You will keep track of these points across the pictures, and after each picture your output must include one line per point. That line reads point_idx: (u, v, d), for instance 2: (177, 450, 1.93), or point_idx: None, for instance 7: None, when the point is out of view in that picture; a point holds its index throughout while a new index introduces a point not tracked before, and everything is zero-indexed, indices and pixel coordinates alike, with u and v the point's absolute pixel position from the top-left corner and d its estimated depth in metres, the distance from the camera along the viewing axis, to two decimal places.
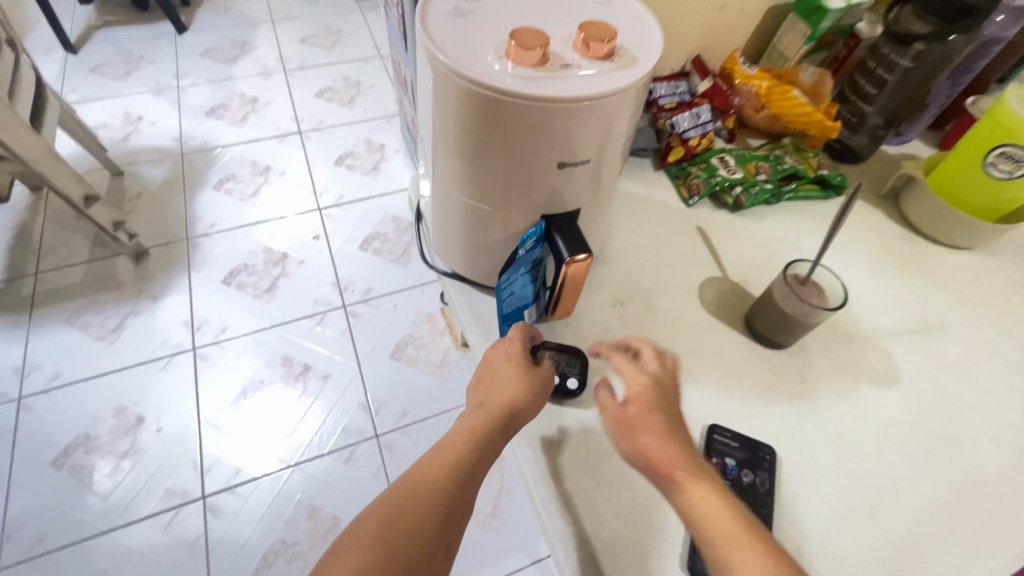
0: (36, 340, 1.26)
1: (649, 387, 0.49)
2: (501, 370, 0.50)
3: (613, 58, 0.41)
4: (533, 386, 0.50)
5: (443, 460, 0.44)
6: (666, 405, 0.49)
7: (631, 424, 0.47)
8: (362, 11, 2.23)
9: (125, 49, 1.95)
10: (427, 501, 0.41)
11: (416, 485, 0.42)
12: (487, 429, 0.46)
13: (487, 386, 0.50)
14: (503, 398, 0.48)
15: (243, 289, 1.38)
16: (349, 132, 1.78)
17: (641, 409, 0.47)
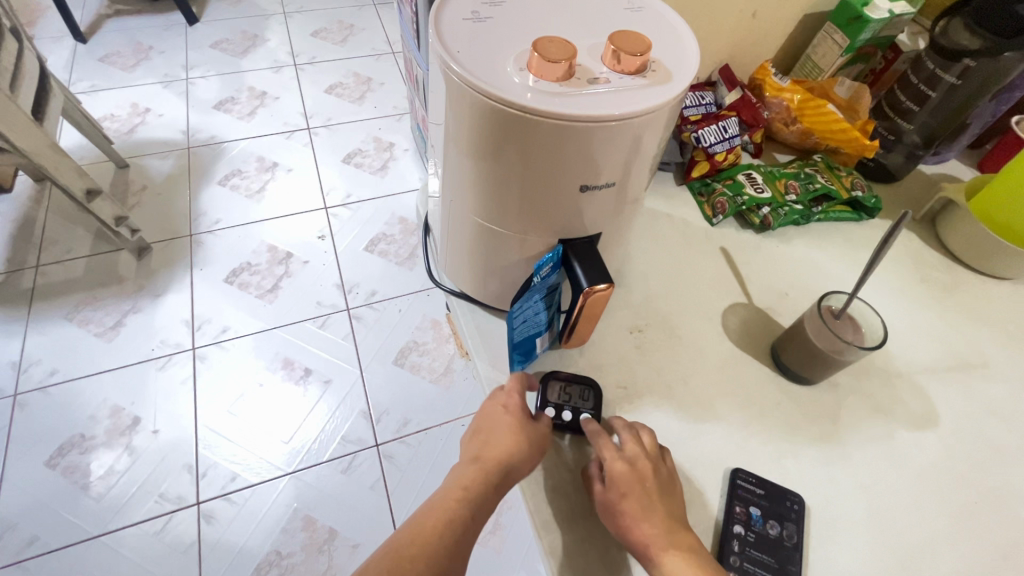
0: (34, 335, 1.24)
1: (627, 473, 0.45)
2: (496, 421, 0.49)
3: (645, 73, 0.37)
4: (530, 438, 0.48)
5: (436, 523, 0.43)
6: (647, 489, 0.45)
7: (614, 504, 0.45)
8: (375, 5, 2.19)
9: (134, 39, 1.93)
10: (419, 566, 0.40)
11: (410, 549, 0.41)
12: (481, 485, 0.46)
13: (482, 439, 0.48)
14: (500, 453, 0.47)
15: (246, 288, 1.36)
16: (358, 130, 1.75)
17: (622, 495, 0.45)
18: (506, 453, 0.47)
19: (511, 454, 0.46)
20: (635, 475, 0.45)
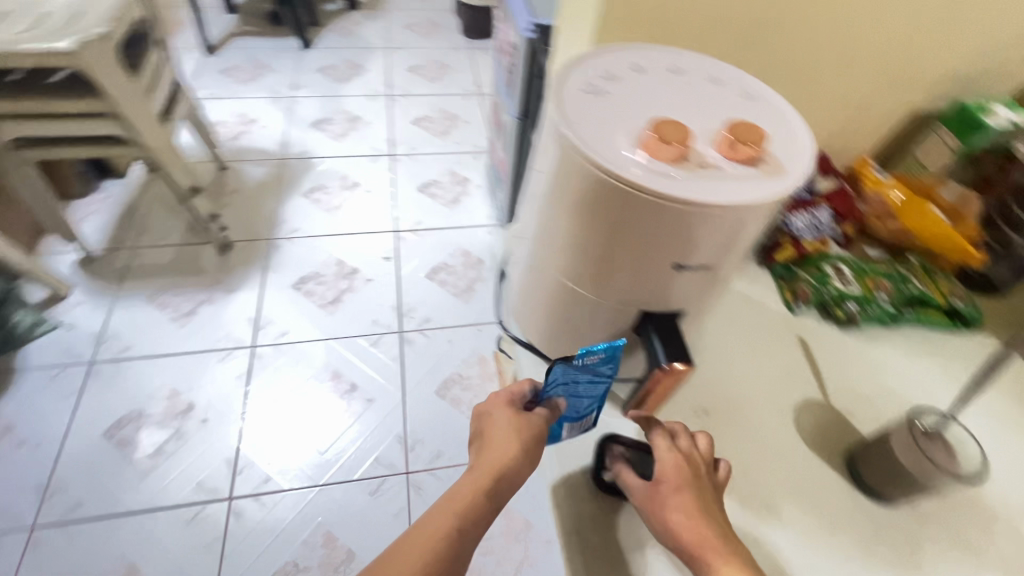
0: (118, 311, 1.34)
1: (677, 467, 0.51)
2: (495, 427, 0.59)
3: (758, 164, 0.37)
4: (529, 437, 0.58)
5: (445, 517, 0.50)
6: (697, 487, 0.51)
7: (663, 501, 0.50)
8: (470, 50, 2.33)
9: (253, 57, 2.13)
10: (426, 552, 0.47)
11: (421, 543, 0.48)
12: (482, 487, 0.53)
13: (483, 446, 0.58)
14: (499, 453, 0.56)
15: (310, 296, 1.42)
16: (437, 162, 1.83)
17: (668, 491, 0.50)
18: (505, 454, 0.56)
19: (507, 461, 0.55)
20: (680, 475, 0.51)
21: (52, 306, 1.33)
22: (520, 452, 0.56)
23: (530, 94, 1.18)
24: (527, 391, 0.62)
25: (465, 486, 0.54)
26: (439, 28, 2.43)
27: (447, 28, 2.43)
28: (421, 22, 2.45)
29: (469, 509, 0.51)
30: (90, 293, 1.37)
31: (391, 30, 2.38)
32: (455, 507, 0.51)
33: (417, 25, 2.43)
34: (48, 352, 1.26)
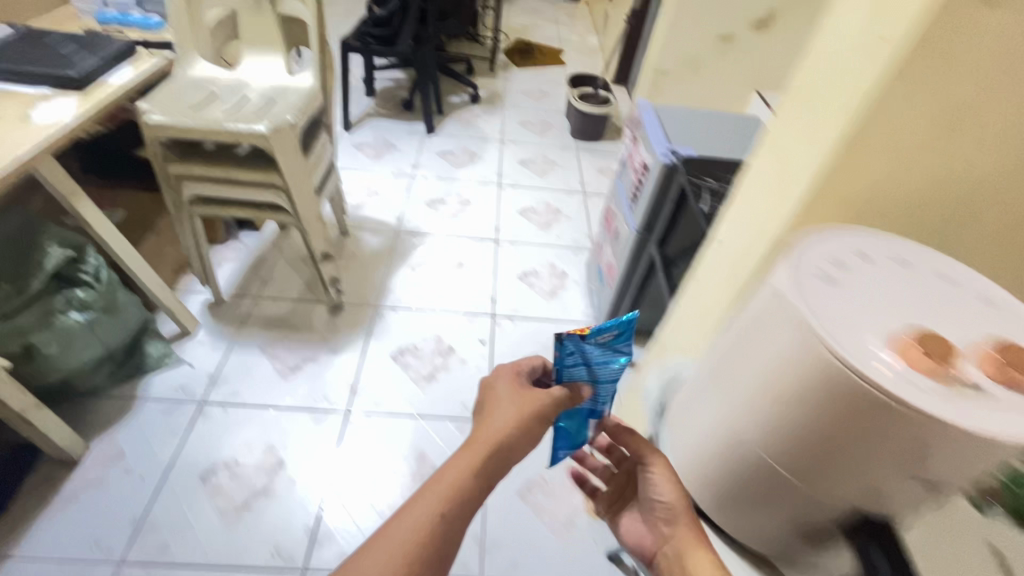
0: (233, 355, 1.43)
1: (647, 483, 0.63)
2: (496, 406, 0.61)
3: (1010, 390, 0.39)
4: (528, 419, 0.60)
5: (438, 498, 0.55)
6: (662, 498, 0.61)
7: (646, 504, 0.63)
8: (577, 150, 2.48)
9: (383, 136, 2.37)
10: (419, 533, 0.53)
11: (416, 527, 0.53)
12: (473, 473, 0.57)
13: (480, 422, 0.61)
14: (489, 434, 0.59)
15: (406, 369, 1.46)
16: (539, 253, 1.90)
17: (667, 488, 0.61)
18: (497, 437, 0.59)
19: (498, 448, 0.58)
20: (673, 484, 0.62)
21: (179, 340, 1.43)
22: (511, 437, 0.59)
23: (655, 213, 1.24)
24: (526, 365, 0.65)
25: (454, 467, 0.57)
26: (550, 128, 2.61)
27: (557, 128, 2.61)
28: (533, 121, 2.65)
29: (456, 491, 0.55)
30: (213, 334, 1.47)
31: (507, 125, 2.58)
32: (447, 492, 0.55)
33: (530, 123, 2.62)
34: (166, 385, 1.34)
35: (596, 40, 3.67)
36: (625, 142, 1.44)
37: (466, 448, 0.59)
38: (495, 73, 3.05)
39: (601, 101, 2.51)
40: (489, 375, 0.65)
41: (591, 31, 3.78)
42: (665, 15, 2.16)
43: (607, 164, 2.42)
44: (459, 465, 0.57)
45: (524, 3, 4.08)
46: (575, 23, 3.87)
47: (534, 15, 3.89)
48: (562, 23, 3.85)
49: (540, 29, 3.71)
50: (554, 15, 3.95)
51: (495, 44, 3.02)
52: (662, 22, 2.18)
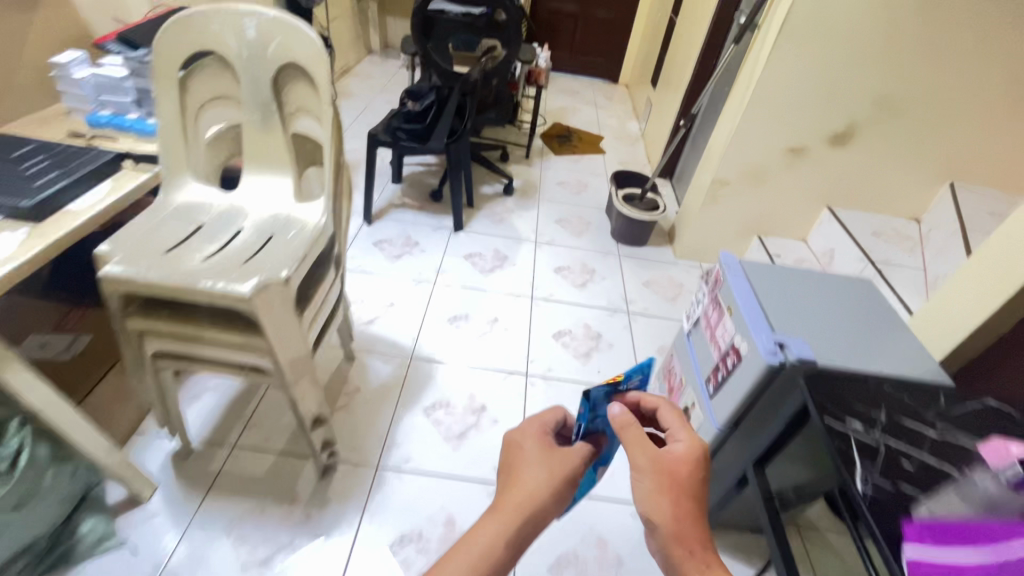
0: (190, 538, 1.12)
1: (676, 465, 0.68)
2: (523, 470, 0.73)
3: None
4: (555, 486, 0.71)
5: (506, 511, 0.69)
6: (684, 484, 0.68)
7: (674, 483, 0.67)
8: (620, 256, 2.23)
9: (406, 231, 2.15)
10: (494, 538, 0.66)
11: (492, 534, 0.66)
12: (524, 495, 0.70)
13: (509, 486, 0.71)
14: (519, 500, 0.69)
15: (406, 568, 1.13)
16: (576, 395, 1.60)
17: (658, 478, 0.67)
18: (526, 499, 0.69)
19: (539, 475, 0.71)
20: (690, 467, 0.69)
21: (125, 512, 1.15)
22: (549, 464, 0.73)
23: (745, 409, 0.95)
24: (549, 416, 0.81)
25: (489, 526, 0.67)
26: (589, 228, 2.37)
27: (597, 229, 2.37)
28: (571, 219, 2.42)
29: (493, 547, 0.65)
30: (171, 502, 1.18)
31: (542, 222, 2.36)
32: (510, 500, 0.69)
33: (567, 221, 2.39)
34: None
35: (638, 127, 3.51)
36: (700, 294, 1.16)
37: (498, 509, 0.69)
38: (531, 160, 2.87)
39: (648, 205, 2.27)
40: (512, 433, 0.78)
41: (632, 118, 3.63)
42: (728, 123, 1.94)
43: (653, 276, 2.15)
44: (493, 526, 0.67)
45: (563, 84, 3.99)
46: (615, 108, 3.74)
47: (573, 98, 3.78)
48: (601, 107, 3.72)
49: (579, 113, 3.57)
50: (593, 98, 3.83)
51: (533, 130, 2.85)
52: (725, 131, 1.96)
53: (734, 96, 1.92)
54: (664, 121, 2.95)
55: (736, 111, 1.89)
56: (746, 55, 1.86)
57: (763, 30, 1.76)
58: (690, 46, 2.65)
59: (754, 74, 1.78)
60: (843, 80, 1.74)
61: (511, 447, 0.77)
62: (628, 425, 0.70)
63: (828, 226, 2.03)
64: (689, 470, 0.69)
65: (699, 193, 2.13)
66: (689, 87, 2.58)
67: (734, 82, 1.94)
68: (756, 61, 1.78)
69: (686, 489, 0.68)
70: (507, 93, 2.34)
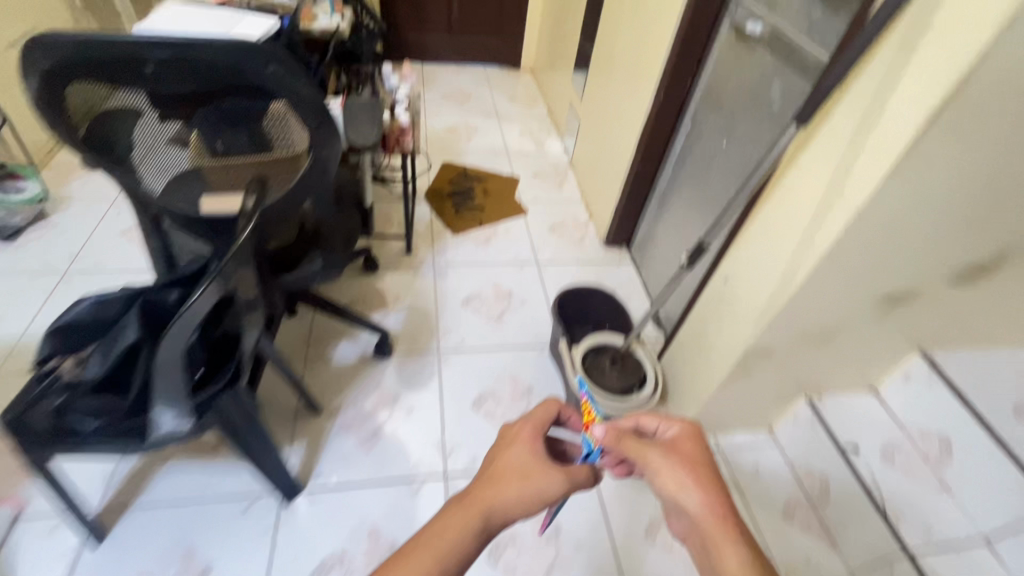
0: None
1: (682, 445, 0.79)
2: (505, 467, 0.77)
3: None
4: (527, 483, 0.74)
5: (477, 508, 0.70)
6: (689, 460, 0.77)
7: (683, 458, 0.77)
8: None
9: (182, 539, 1.08)
10: (460, 531, 0.67)
11: (465, 519, 0.69)
12: (490, 500, 0.71)
13: (487, 484, 0.74)
14: (493, 498, 0.72)
15: None
16: None
17: (672, 461, 0.76)
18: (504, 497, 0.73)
19: (507, 483, 0.74)
20: (694, 447, 0.79)
21: None
22: (523, 471, 0.76)
23: None
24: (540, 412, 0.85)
25: (459, 518, 0.69)
26: (530, 406, 1.41)
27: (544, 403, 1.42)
28: (497, 391, 1.44)
29: (467, 525, 0.68)
30: None
31: (451, 414, 1.37)
32: (480, 503, 0.71)
33: (491, 401, 1.41)
34: None
35: (562, 149, 2.49)
36: None
37: (470, 497, 0.72)
38: (416, 255, 1.80)
39: (628, 373, 1.32)
40: (505, 435, 0.83)
41: (550, 132, 2.60)
42: (776, 261, 1.00)
43: (653, 508, 1.28)
44: (460, 516, 0.69)
45: (447, 86, 2.83)
46: (524, 118, 2.68)
47: (465, 109, 2.66)
48: (505, 119, 2.64)
49: (476, 136, 2.48)
50: (492, 105, 2.73)
51: (411, 209, 1.77)
52: (769, 272, 1.02)
53: (789, 213, 0.97)
54: (606, 159, 1.98)
55: (800, 249, 0.94)
56: (816, 138, 0.90)
57: (867, 97, 0.79)
58: (641, 53, 1.65)
59: (852, 193, 0.82)
60: (1021, 188, 0.84)
61: (501, 441, 0.83)
62: (617, 434, 0.81)
63: (931, 390, 1.22)
64: (696, 451, 0.78)
65: (718, 357, 1.22)
66: (651, 127, 1.60)
67: (785, 183, 0.98)
68: (854, 162, 0.82)
69: (696, 465, 0.76)
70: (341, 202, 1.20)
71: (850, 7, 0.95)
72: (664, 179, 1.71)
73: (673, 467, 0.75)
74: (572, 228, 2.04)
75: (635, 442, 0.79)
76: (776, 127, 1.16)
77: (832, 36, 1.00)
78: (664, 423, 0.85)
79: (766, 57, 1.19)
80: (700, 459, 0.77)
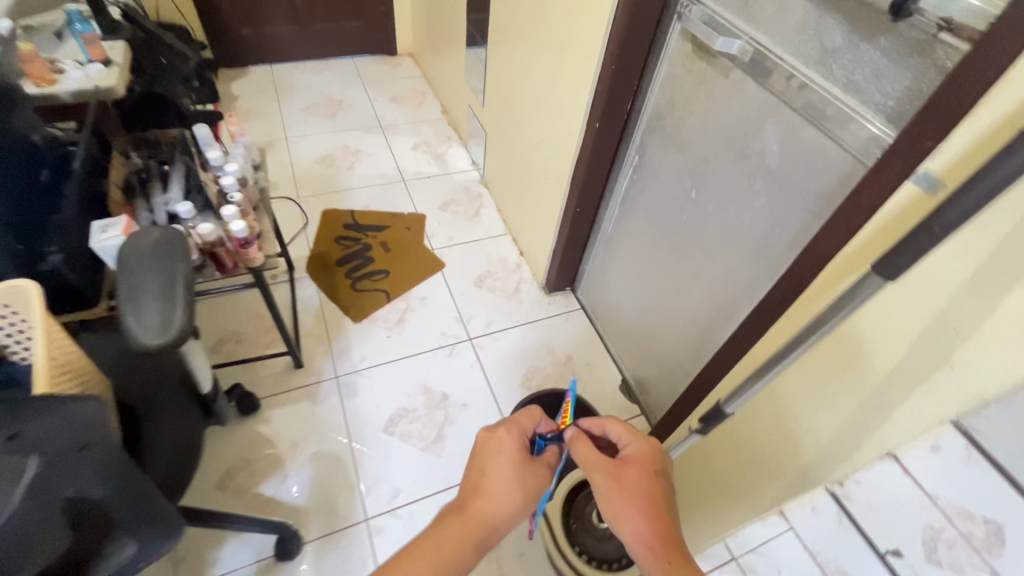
0: None
1: (639, 461, 0.69)
2: (493, 473, 0.68)
3: None
4: (527, 484, 0.68)
5: (467, 529, 0.63)
6: (639, 480, 0.67)
7: (628, 477, 0.68)
8: None
9: None
10: (447, 561, 0.60)
11: (452, 548, 0.61)
12: (478, 521, 0.64)
13: (477, 496, 0.66)
14: (491, 510, 0.65)
15: None
16: None
17: (613, 481, 0.67)
18: (494, 511, 0.65)
19: (500, 498, 0.66)
20: (642, 465, 0.69)
21: None
22: (517, 478, 0.68)
23: None
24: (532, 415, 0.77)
25: (440, 539, 0.62)
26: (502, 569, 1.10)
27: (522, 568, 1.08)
28: None
29: (454, 553, 0.61)
30: None
31: None
32: (466, 523, 0.63)
33: None
34: None
35: (469, 161, 2.04)
36: None
37: (467, 510, 0.65)
38: (310, 368, 1.36)
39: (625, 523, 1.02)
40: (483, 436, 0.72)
41: (449, 139, 2.12)
42: (825, 414, 0.71)
43: None
44: (450, 535, 0.62)
45: (310, 94, 2.24)
46: (415, 124, 2.17)
47: (338, 124, 2.11)
48: (391, 130, 2.13)
49: (360, 162, 1.97)
50: (372, 113, 2.19)
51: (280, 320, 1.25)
52: (814, 424, 0.73)
53: (846, 357, 0.66)
54: (530, 187, 1.59)
55: (872, 414, 0.65)
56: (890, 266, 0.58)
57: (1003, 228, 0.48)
58: (558, 61, 1.24)
59: (971, 373, 0.52)
60: None
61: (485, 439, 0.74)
62: (579, 447, 0.72)
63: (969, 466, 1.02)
64: (642, 471, 0.68)
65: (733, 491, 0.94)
66: (587, 162, 1.22)
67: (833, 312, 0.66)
68: (975, 327, 0.51)
69: (645, 487, 0.67)
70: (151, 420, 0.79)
71: (896, 37, 0.61)
72: (608, 217, 1.35)
73: (613, 486, 0.67)
74: (503, 275, 1.65)
75: (583, 449, 0.71)
76: (776, 189, 0.83)
77: (864, 75, 0.66)
78: (627, 433, 0.75)
79: (747, 87, 0.84)
80: (650, 483, 0.67)
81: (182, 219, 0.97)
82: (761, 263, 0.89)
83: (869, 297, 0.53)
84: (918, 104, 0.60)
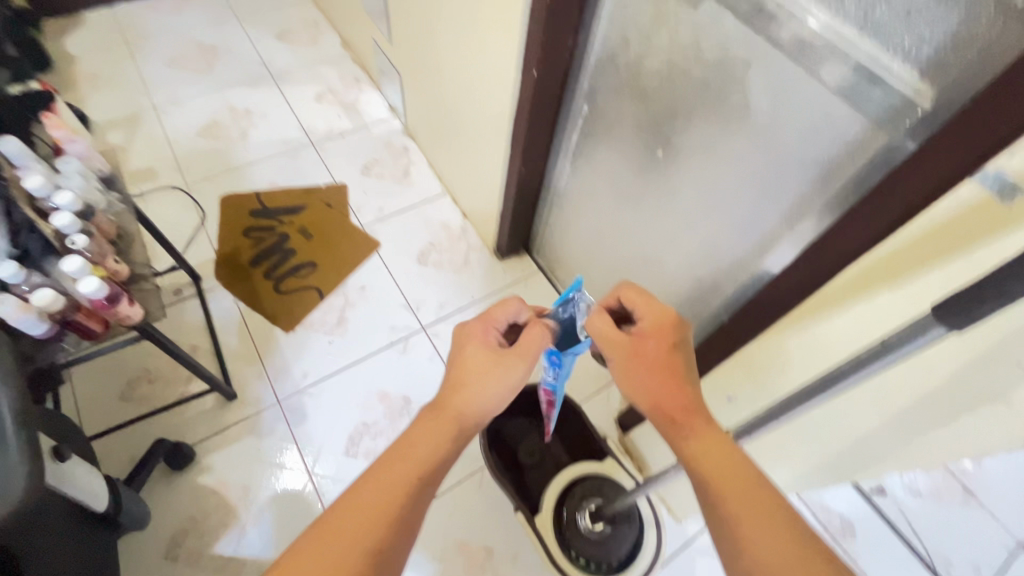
0: None
1: (654, 333, 0.57)
2: (466, 365, 0.60)
3: None
4: (502, 376, 0.59)
5: (448, 422, 0.58)
6: (658, 354, 0.56)
7: (642, 357, 0.56)
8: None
9: None
10: (427, 455, 0.55)
11: (429, 443, 0.56)
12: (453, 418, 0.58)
13: (451, 389, 0.59)
14: (466, 402, 0.58)
15: None
16: None
17: (629, 365, 0.56)
18: (469, 399, 0.58)
19: (476, 386, 0.59)
20: (666, 336, 0.57)
21: None
22: (493, 366, 0.60)
23: None
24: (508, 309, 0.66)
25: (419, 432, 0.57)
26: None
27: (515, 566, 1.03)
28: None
29: (428, 447, 0.56)
30: None
31: None
32: (441, 418, 0.58)
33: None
34: None
35: (385, 106, 1.74)
36: None
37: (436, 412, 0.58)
38: (245, 396, 1.18)
39: (618, 537, 0.97)
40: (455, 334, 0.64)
41: (358, 81, 1.79)
42: (841, 426, 0.63)
43: None
44: (427, 430, 0.57)
45: (172, 41, 1.80)
46: (312, 67, 1.81)
47: (216, 78, 1.73)
48: (284, 79, 1.76)
49: (254, 126, 1.63)
50: (256, 58, 1.80)
51: (196, 364, 1.02)
52: (826, 433, 0.65)
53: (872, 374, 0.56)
54: (461, 140, 1.36)
55: (900, 430, 0.56)
56: (946, 278, 0.45)
57: None
58: None
59: None
60: None
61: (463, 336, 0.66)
62: (598, 323, 0.59)
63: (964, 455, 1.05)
64: (665, 342, 0.56)
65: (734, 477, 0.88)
66: (528, 117, 1.01)
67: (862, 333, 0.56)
68: None
69: (661, 363, 0.55)
70: (29, 536, 0.57)
71: None
72: (559, 173, 1.16)
73: (632, 366, 0.56)
74: (447, 245, 1.46)
75: (606, 323, 0.59)
76: (765, 155, 0.68)
77: (889, 11, 0.49)
78: (639, 299, 0.60)
79: (722, 23, 0.65)
80: (671, 356, 0.56)
81: (8, 282, 0.72)
82: (748, 238, 0.76)
83: (926, 344, 0.41)
84: (969, 55, 0.45)
